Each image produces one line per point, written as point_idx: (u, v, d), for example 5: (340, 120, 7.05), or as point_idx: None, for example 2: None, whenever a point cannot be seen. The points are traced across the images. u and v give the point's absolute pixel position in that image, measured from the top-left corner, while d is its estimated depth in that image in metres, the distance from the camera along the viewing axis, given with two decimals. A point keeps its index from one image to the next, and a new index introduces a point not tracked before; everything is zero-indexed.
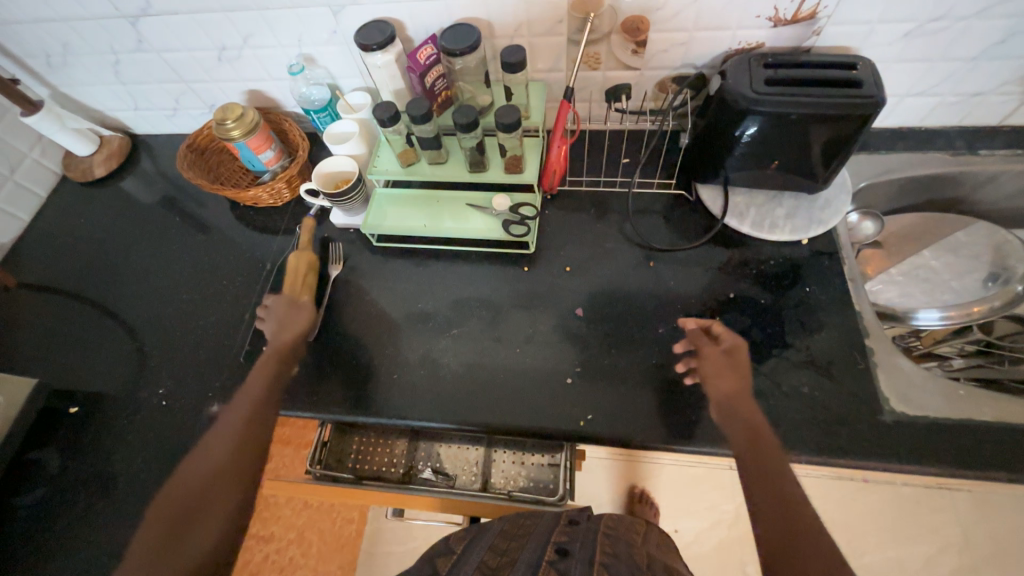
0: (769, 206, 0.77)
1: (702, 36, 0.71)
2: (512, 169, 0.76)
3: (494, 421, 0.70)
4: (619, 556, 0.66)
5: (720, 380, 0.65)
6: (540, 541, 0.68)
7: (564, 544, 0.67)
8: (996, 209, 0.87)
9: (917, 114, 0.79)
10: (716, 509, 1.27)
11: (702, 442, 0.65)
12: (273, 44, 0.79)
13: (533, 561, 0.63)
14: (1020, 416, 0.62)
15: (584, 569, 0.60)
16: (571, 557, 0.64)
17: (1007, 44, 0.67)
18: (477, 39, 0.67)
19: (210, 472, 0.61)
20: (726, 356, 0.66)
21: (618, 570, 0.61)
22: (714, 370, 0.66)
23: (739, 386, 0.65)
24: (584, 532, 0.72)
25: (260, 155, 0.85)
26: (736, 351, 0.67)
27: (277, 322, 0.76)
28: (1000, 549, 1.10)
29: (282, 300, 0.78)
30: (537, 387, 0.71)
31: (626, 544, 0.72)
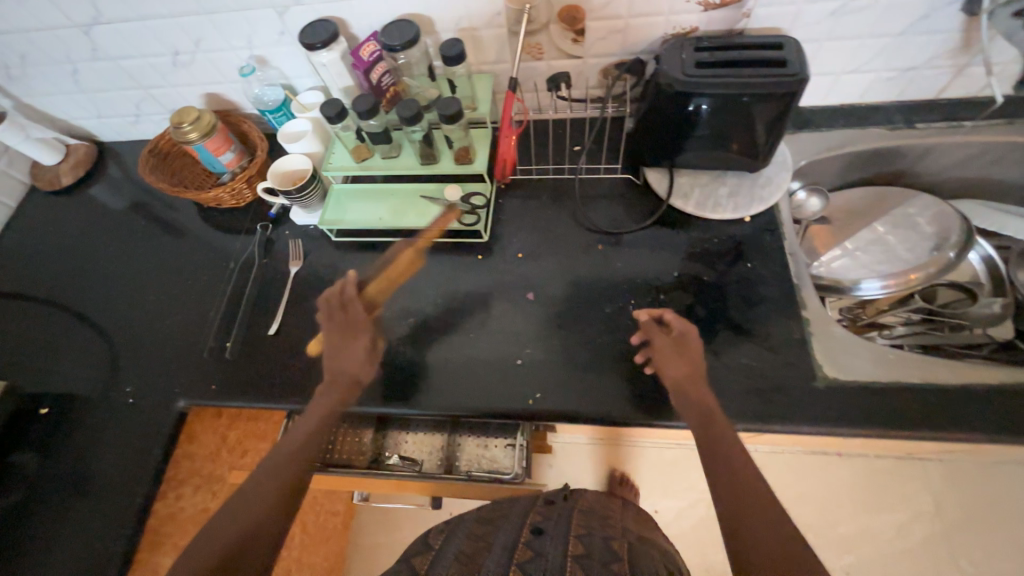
0: (713, 186, 0.80)
1: (637, 23, 0.72)
2: (460, 159, 0.78)
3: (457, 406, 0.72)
4: (592, 531, 0.69)
5: (671, 369, 0.65)
6: (515, 524, 0.72)
7: (540, 524, 0.71)
8: (943, 181, 0.88)
9: (855, 91, 0.81)
10: (695, 488, 1.30)
11: (660, 417, 0.67)
12: (224, 48, 0.81)
13: (510, 543, 0.67)
14: (949, 376, 0.65)
15: (558, 548, 0.64)
16: (544, 535, 0.68)
17: (931, 19, 0.69)
18: (416, 34, 0.69)
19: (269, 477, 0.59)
20: (676, 344, 0.66)
21: (590, 543, 0.66)
22: (665, 359, 0.66)
23: (692, 372, 0.65)
24: (559, 513, 0.75)
25: (220, 157, 0.87)
26: (694, 336, 0.67)
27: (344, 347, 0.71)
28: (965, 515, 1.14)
29: (365, 325, 0.72)
30: (496, 370, 0.73)
31: (599, 521, 0.74)
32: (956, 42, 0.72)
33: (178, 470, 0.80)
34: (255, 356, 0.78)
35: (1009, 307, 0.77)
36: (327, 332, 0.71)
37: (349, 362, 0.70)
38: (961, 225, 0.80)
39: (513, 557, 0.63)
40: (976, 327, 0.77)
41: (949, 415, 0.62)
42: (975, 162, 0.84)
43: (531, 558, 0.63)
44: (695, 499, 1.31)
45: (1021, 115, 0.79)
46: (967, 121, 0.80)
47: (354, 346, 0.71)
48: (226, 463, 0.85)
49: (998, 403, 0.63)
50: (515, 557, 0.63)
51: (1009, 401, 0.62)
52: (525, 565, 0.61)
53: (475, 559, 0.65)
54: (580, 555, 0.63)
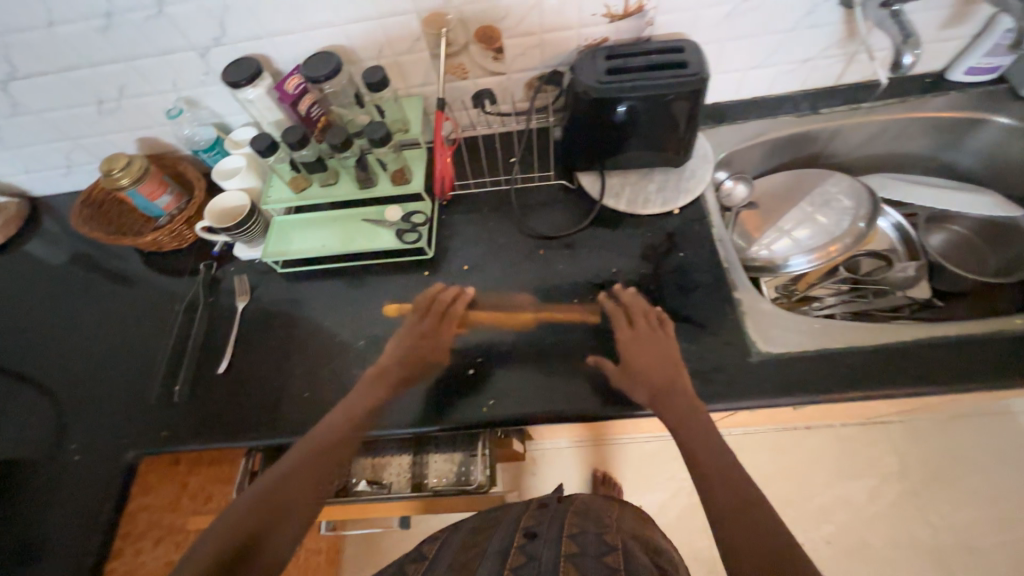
0: (642, 184, 0.84)
1: (551, 37, 0.76)
2: (397, 181, 0.80)
3: (451, 418, 0.70)
4: (585, 530, 0.72)
5: (637, 387, 0.66)
6: (508, 531, 0.73)
7: (533, 529, 0.73)
8: (855, 159, 0.95)
9: (762, 84, 0.88)
10: (675, 478, 1.33)
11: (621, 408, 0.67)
12: (149, 93, 0.81)
13: (503, 548, 0.69)
14: (873, 337, 0.69)
15: (551, 551, 0.66)
16: (537, 538, 0.70)
17: (815, 14, 0.75)
18: (337, 63, 0.71)
19: (300, 462, 0.59)
20: (625, 370, 0.67)
21: (584, 541, 0.68)
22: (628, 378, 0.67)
23: (656, 388, 0.65)
24: (553, 516, 0.77)
25: (156, 201, 0.86)
26: (642, 343, 0.69)
27: (411, 348, 0.72)
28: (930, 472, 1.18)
29: (445, 334, 0.74)
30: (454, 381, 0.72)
31: (594, 522, 0.75)
32: (841, 34, 0.78)
33: (133, 525, 0.77)
34: (205, 397, 0.76)
35: (922, 267, 0.83)
36: (410, 328, 0.74)
37: (412, 363, 0.71)
38: (868, 200, 0.84)
39: (505, 563, 0.64)
40: (896, 289, 0.83)
41: (876, 374, 0.66)
42: (879, 139, 0.90)
43: (524, 562, 0.64)
44: (676, 490, 1.32)
45: (910, 93, 0.86)
46: (864, 103, 0.87)
47: (423, 349, 0.72)
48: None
49: (922, 358, 0.67)
50: (508, 562, 0.64)
51: (933, 353, 0.67)
52: (519, 569, 0.62)
53: (468, 566, 0.67)
54: (574, 553, 0.65)
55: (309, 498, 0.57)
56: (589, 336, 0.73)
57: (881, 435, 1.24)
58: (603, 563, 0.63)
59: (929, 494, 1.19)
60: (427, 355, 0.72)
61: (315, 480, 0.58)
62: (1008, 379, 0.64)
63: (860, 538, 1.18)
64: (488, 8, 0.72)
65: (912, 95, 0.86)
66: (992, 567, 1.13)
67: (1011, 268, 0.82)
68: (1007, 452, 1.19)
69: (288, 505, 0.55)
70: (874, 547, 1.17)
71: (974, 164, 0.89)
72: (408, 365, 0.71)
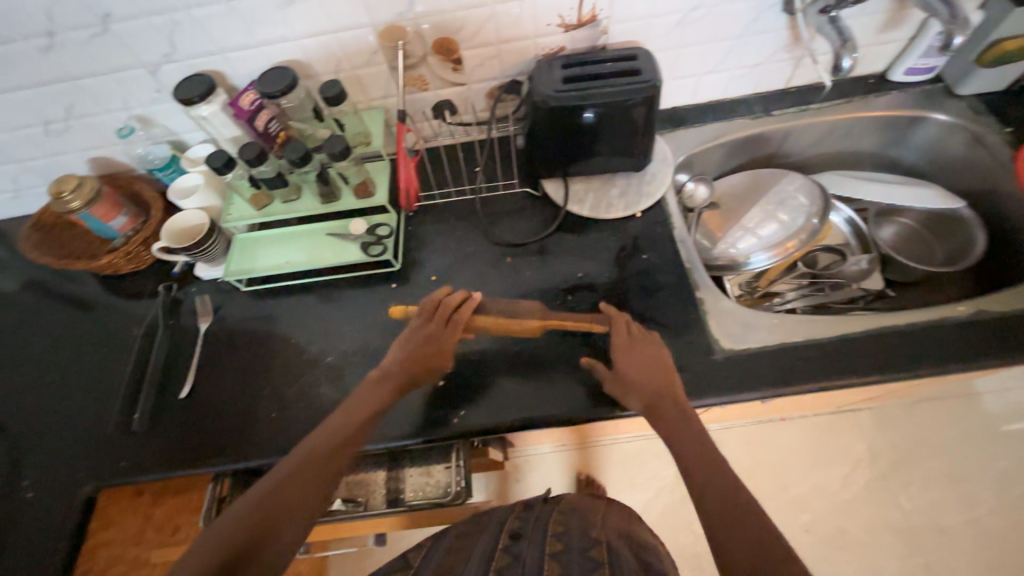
0: (605, 188, 0.85)
1: (508, 48, 0.78)
2: (361, 193, 0.79)
3: (451, 425, 0.71)
4: (570, 528, 0.74)
5: (629, 396, 0.65)
6: (494, 534, 0.75)
7: (517, 529, 0.76)
8: (809, 157, 0.98)
9: (717, 88, 0.90)
10: (657, 477, 1.34)
11: (596, 409, 0.70)
12: (99, 112, 0.79)
13: (489, 550, 0.71)
14: (835, 330, 0.70)
15: (535, 550, 0.68)
16: (522, 539, 0.73)
17: (761, 21, 0.78)
18: (292, 79, 0.70)
19: (292, 471, 0.56)
20: (619, 377, 0.66)
21: (569, 540, 0.71)
22: (620, 386, 0.66)
23: (647, 396, 0.64)
24: (538, 516, 0.80)
25: (110, 222, 0.84)
26: (639, 350, 0.67)
27: (411, 353, 0.67)
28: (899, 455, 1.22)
29: (449, 343, 0.68)
30: (436, 392, 0.73)
31: (580, 520, 0.78)
32: (786, 39, 0.82)
33: (93, 562, 0.73)
34: (168, 423, 0.74)
35: (873, 262, 0.87)
36: (414, 332, 0.69)
37: (414, 371, 0.67)
38: (818, 198, 0.87)
39: (491, 564, 0.66)
40: (850, 283, 0.86)
41: (835, 365, 0.67)
42: (830, 138, 0.94)
43: (509, 562, 0.66)
44: (659, 489, 1.33)
45: (855, 94, 0.90)
46: (813, 104, 0.91)
47: (426, 356, 0.67)
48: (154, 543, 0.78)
49: (882, 347, 0.68)
50: (493, 563, 0.66)
51: (892, 341, 0.68)
52: (504, 569, 0.65)
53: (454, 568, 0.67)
54: (558, 551, 0.67)
55: (304, 509, 0.55)
56: (558, 342, 0.75)
57: (853, 423, 1.27)
58: (586, 557, 0.65)
59: (901, 478, 1.22)
60: (430, 362, 0.68)
61: (309, 490, 0.56)
62: (963, 363, 0.66)
63: (837, 525, 1.21)
64: (444, 20, 0.72)
65: (857, 96, 0.90)
66: (959, 545, 1.17)
67: (957, 257, 0.86)
68: (971, 433, 1.23)
69: (280, 519, 0.53)
70: (850, 533, 1.20)
71: (917, 159, 0.94)
72: (410, 371, 0.67)
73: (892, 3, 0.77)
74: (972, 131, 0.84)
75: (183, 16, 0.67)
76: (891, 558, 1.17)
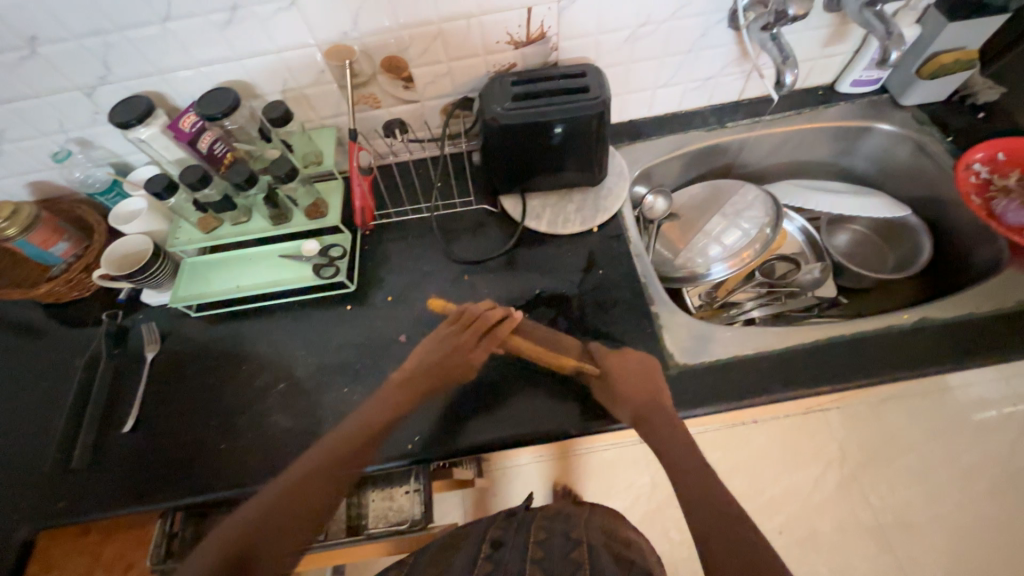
0: (562, 204, 0.85)
1: (459, 65, 0.77)
2: (312, 215, 0.78)
3: (458, 440, 0.68)
4: (553, 534, 0.74)
5: (621, 411, 0.65)
6: (474, 545, 0.74)
7: (499, 537, 0.75)
8: (765, 167, 1.00)
9: (672, 101, 0.92)
10: (633, 485, 1.29)
11: (590, 422, 0.67)
12: (33, 135, 0.75)
13: (471, 560, 0.70)
14: (789, 340, 0.71)
15: (517, 558, 0.68)
16: (503, 546, 0.72)
17: (709, 36, 0.79)
18: (233, 99, 0.68)
19: (299, 478, 0.57)
20: (608, 387, 0.66)
21: (550, 546, 0.71)
22: (611, 400, 0.66)
23: (640, 410, 0.64)
24: (520, 523, 0.79)
25: (51, 249, 0.80)
26: (621, 363, 0.68)
27: (439, 359, 0.69)
28: (868, 454, 1.20)
29: (481, 354, 0.69)
30: (443, 409, 0.70)
31: (565, 524, 0.77)
32: (735, 53, 0.83)
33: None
34: (114, 458, 0.71)
35: (826, 271, 0.87)
36: (446, 338, 0.70)
37: (434, 383, 0.68)
38: (767, 206, 0.88)
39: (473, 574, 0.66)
40: (805, 292, 0.87)
41: (787, 376, 0.68)
42: (784, 149, 0.96)
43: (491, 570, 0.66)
44: (636, 497, 1.29)
45: (806, 105, 0.92)
46: (765, 115, 0.92)
47: (454, 366, 0.69)
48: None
49: (837, 354, 0.68)
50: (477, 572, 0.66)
51: (851, 346, 0.69)
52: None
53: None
54: (540, 559, 0.68)
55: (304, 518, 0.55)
56: (520, 361, 0.72)
57: (823, 425, 1.24)
58: (568, 561, 0.67)
59: (872, 478, 1.20)
60: (455, 373, 0.69)
61: (312, 500, 0.56)
62: (919, 364, 0.67)
63: (809, 526, 1.21)
64: (391, 38, 0.72)
65: (808, 107, 0.92)
66: (931, 542, 1.16)
67: (906, 264, 0.88)
68: (948, 431, 1.17)
69: (279, 527, 0.54)
70: (822, 533, 1.21)
71: (868, 167, 0.96)
72: (433, 380, 0.68)
73: (835, 19, 0.79)
74: (916, 140, 0.87)
75: (116, 37, 0.65)
76: (865, 556, 1.18)
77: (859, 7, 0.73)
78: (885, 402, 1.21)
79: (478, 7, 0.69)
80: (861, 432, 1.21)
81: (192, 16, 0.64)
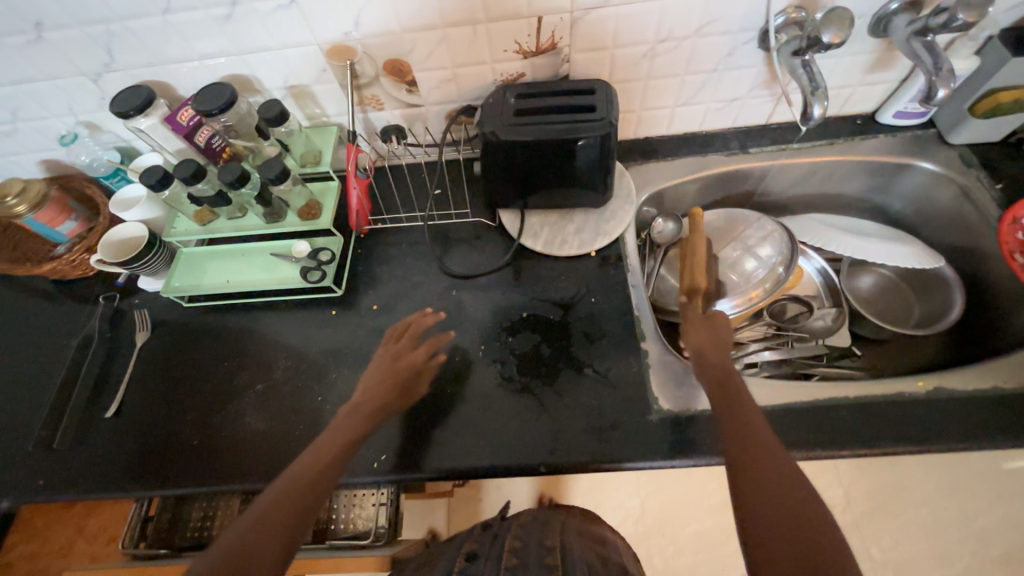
0: (561, 224, 0.82)
1: (465, 72, 0.74)
2: (305, 217, 0.77)
3: (440, 461, 0.65)
4: (527, 542, 0.70)
5: (695, 333, 0.66)
6: (448, 558, 0.70)
7: (475, 550, 0.71)
8: (789, 197, 0.92)
9: (692, 121, 0.86)
10: (622, 506, 1.20)
11: (569, 460, 0.64)
12: (44, 116, 0.76)
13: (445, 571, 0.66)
14: (791, 394, 0.65)
15: (489, 567, 0.65)
16: (478, 559, 0.67)
17: (735, 56, 0.73)
18: (230, 95, 0.67)
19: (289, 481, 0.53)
20: (705, 321, 0.67)
21: (524, 553, 0.67)
22: (694, 326, 0.67)
23: (715, 344, 0.64)
24: (495, 536, 0.75)
25: (58, 227, 0.82)
26: (716, 319, 0.67)
27: (378, 373, 0.65)
28: (876, 504, 1.08)
29: (420, 353, 0.67)
30: (403, 429, 0.68)
31: (539, 532, 0.74)
32: (764, 75, 0.77)
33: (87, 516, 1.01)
34: (94, 441, 0.73)
35: (839, 318, 0.83)
36: (384, 352, 0.67)
37: (389, 389, 0.63)
38: (783, 241, 0.82)
39: None
40: (814, 340, 0.82)
41: (783, 435, 0.62)
42: (810, 180, 0.89)
43: None
44: (623, 518, 1.19)
45: (840, 135, 0.85)
46: (792, 143, 0.85)
47: (399, 372, 0.64)
48: (79, 551, 0.99)
49: (846, 416, 0.63)
50: None
51: (856, 409, 0.63)
52: None
53: None
54: (514, 565, 0.64)
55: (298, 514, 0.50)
56: (495, 386, 0.70)
57: (828, 469, 1.11)
58: (542, 565, 0.64)
59: (878, 532, 1.07)
60: (406, 377, 0.65)
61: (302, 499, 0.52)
62: (931, 435, 0.61)
63: None
64: (394, 42, 0.69)
65: (842, 137, 0.84)
66: None
67: (933, 319, 0.81)
68: (961, 491, 1.05)
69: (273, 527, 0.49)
70: None
71: (903, 208, 0.88)
72: (384, 394, 0.63)
73: (879, 45, 0.72)
74: (961, 184, 0.78)
75: (118, 26, 0.64)
76: None
77: (907, 34, 0.66)
78: (897, 461, 1.09)
79: (484, 13, 0.65)
80: (869, 482, 1.09)
81: (192, 10, 0.63)
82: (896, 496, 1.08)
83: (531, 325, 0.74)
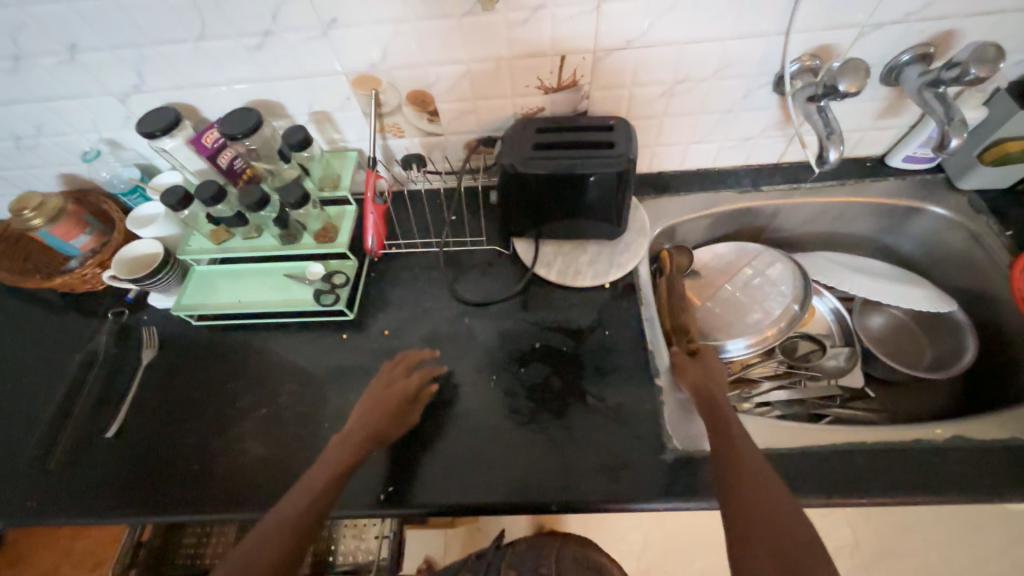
0: (575, 254, 0.82)
1: (485, 104, 0.75)
2: (322, 239, 0.77)
3: (448, 496, 0.64)
4: None
5: (691, 370, 0.67)
6: None
7: None
8: (799, 234, 0.93)
9: (705, 158, 0.87)
10: (625, 540, 1.17)
11: (582, 498, 0.62)
12: (69, 132, 0.77)
13: None
14: (806, 438, 0.64)
15: None
16: None
17: (750, 98, 0.75)
18: (255, 121, 0.68)
19: (293, 502, 0.53)
20: (698, 360, 0.69)
21: None
22: (689, 363, 0.69)
23: (709, 382, 0.65)
24: None
25: (73, 241, 0.82)
26: (709, 360, 0.69)
27: (381, 403, 0.64)
28: (884, 548, 1.05)
29: (412, 380, 0.68)
30: (407, 461, 0.66)
31: None
32: (777, 117, 0.78)
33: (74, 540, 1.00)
34: (90, 461, 0.71)
35: (852, 357, 0.83)
36: (382, 381, 0.68)
37: (391, 418, 0.63)
38: (795, 277, 0.82)
39: None
40: (828, 379, 0.81)
41: (798, 482, 0.61)
42: (821, 219, 0.90)
43: None
44: (625, 554, 1.16)
45: (850, 176, 0.86)
46: (803, 182, 0.87)
47: (397, 400, 0.65)
48: None
49: (862, 462, 0.62)
50: None
51: (871, 456, 0.62)
52: None
53: None
54: None
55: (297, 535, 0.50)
56: (505, 418, 0.69)
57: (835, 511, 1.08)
58: None
59: None
60: (398, 408, 0.65)
61: (303, 518, 0.52)
62: (945, 483, 0.60)
63: None
64: (418, 74, 0.71)
65: (852, 178, 0.86)
66: None
67: (947, 363, 0.81)
68: (972, 538, 1.03)
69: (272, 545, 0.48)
70: None
71: (913, 249, 0.89)
72: (385, 420, 0.63)
73: (891, 93, 0.74)
74: (971, 229, 0.79)
75: (150, 51, 0.66)
76: None
77: (918, 84, 0.67)
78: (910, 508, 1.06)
79: (508, 50, 0.67)
80: (876, 524, 1.07)
81: (224, 38, 0.65)
82: (904, 540, 1.05)
83: (543, 357, 0.74)
